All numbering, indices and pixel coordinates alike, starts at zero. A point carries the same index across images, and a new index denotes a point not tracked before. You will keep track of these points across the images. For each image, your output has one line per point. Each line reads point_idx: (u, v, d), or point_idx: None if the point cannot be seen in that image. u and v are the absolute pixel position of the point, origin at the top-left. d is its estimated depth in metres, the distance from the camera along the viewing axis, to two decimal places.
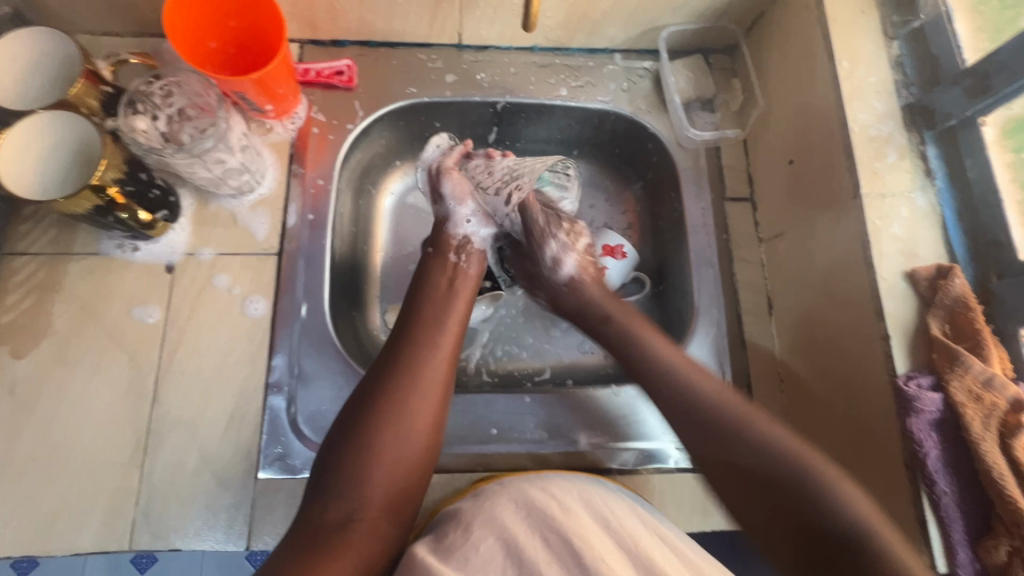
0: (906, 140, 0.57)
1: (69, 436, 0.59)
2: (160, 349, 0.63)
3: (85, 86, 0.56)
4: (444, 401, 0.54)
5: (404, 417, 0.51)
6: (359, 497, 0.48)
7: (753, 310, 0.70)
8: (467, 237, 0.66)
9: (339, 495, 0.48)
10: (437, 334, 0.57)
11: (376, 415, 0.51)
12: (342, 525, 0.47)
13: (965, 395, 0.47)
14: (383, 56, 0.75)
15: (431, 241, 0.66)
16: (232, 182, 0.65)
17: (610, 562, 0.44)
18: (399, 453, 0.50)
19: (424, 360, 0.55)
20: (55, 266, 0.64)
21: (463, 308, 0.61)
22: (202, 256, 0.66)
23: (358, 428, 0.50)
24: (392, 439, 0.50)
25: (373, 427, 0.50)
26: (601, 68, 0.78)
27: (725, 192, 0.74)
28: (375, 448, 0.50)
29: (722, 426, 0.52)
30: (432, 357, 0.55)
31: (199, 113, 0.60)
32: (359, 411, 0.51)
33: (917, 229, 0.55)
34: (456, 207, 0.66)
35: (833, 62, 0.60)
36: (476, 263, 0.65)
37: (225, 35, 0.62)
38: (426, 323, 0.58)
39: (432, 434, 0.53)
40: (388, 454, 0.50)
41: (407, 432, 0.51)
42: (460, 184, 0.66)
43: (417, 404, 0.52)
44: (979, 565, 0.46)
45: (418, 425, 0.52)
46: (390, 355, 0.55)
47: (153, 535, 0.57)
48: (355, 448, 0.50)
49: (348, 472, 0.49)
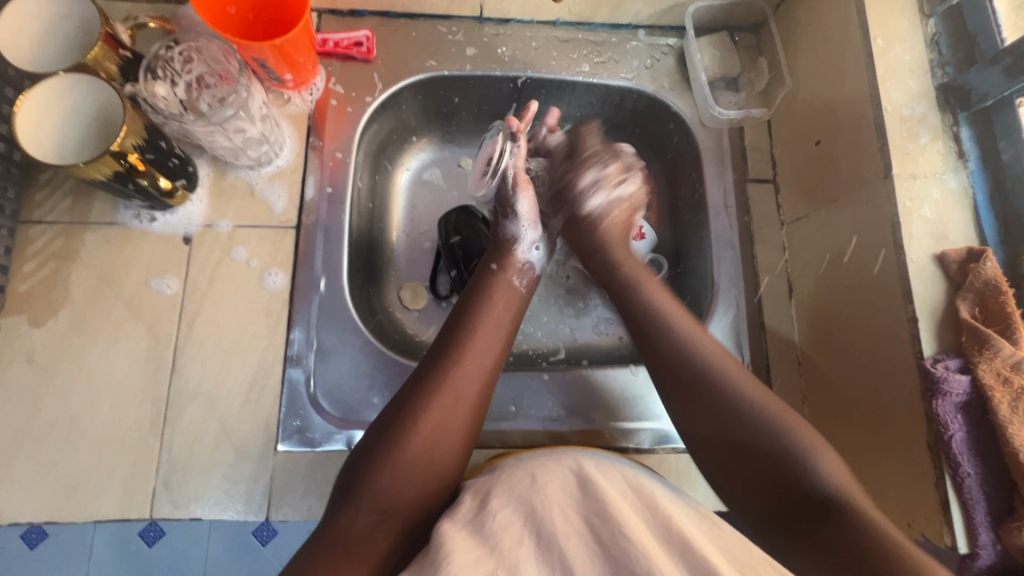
0: (939, 121, 0.56)
1: (89, 405, 0.59)
2: (178, 320, 0.62)
3: (103, 50, 0.54)
4: (479, 416, 0.54)
5: (437, 429, 0.51)
6: (386, 503, 0.48)
7: (773, 292, 0.69)
8: (530, 261, 0.66)
9: (369, 499, 0.48)
10: (473, 350, 0.56)
11: (411, 424, 0.50)
12: (368, 533, 0.46)
13: (993, 378, 0.47)
14: (403, 27, 0.74)
15: (495, 258, 0.65)
16: (251, 153, 0.64)
17: (629, 533, 0.42)
18: (431, 461, 0.50)
19: (459, 374, 0.54)
20: (71, 235, 0.63)
21: (502, 323, 0.60)
22: (220, 228, 0.65)
23: (392, 435, 0.50)
24: (424, 448, 0.50)
25: (405, 434, 0.50)
26: (624, 44, 0.76)
27: (747, 173, 0.73)
28: (404, 458, 0.49)
29: (718, 393, 0.52)
30: (467, 373, 0.54)
31: (218, 81, 0.59)
32: (396, 416, 0.51)
33: (948, 211, 0.54)
34: (522, 230, 0.66)
35: (868, 38, 0.59)
36: (533, 286, 0.65)
37: (244, 1, 0.61)
38: (468, 335, 0.57)
39: (463, 443, 0.52)
40: (419, 463, 0.50)
41: (440, 443, 0.51)
42: (533, 204, 0.66)
43: (450, 419, 0.52)
44: (1000, 547, 0.46)
45: (454, 435, 0.52)
46: (429, 366, 0.55)
47: (173, 504, 0.58)
48: (388, 454, 0.49)
49: (379, 478, 0.48)
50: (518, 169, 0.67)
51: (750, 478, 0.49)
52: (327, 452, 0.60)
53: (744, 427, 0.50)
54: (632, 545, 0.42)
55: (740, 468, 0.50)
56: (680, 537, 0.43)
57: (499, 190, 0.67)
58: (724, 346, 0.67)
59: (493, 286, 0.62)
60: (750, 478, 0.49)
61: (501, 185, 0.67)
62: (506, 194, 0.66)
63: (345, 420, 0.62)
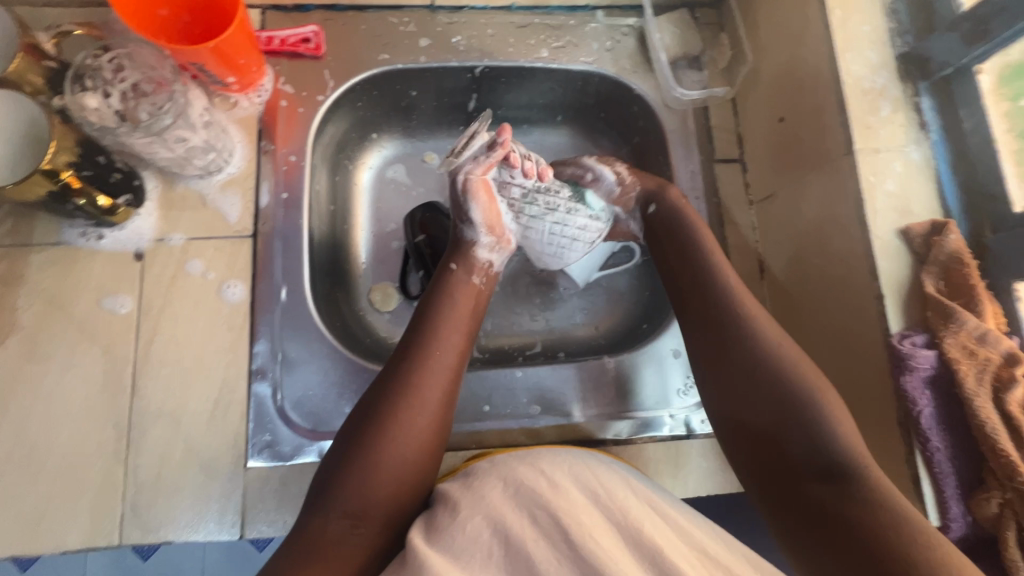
0: (900, 92, 0.55)
1: (47, 435, 0.57)
2: (135, 340, 0.60)
3: (26, 61, 0.52)
4: (448, 414, 0.53)
5: (407, 430, 0.49)
6: (359, 508, 0.46)
7: (744, 273, 0.69)
8: (491, 260, 0.63)
9: (342, 503, 0.46)
10: (438, 350, 0.54)
11: (383, 427, 0.49)
12: (340, 538, 0.45)
13: (959, 351, 0.47)
14: (352, 20, 0.71)
15: (454, 256, 0.62)
16: (198, 162, 0.61)
17: (597, 538, 0.42)
18: (404, 465, 0.48)
19: (426, 374, 0.52)
20: (14, 258, 0.60)
21: (468, 317, 0.58)
22: (172, 242, 0.63)
23: (363, 440, 0.48)
24: (398, 453, 0.48)
25: (374, 439, 0.48)
26: (583, 26, 0.74)
27: (713, 154, 0.72)
28: (374, 464, 0.47)
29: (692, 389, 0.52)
30: (432, 372, 0.53)
31: (155, 87, 0.56)
32: (367, 421, 0.49)
33: (912, 184, 0.53)
34: (481, 233, 0.61)
35: (826, 10, 0.57)
36: (491, 284, 0.63)
37: (176, 2, 0.58)
38: (436, 330, 0.55)
39: (435, 443, 0.51)
40: (393, 466, 0.48)
41: (414, 445, 0.49)
42: (491, 213, 0.60)
43: (420, 420, 0.50)
44: (970, 518, 0.47)
45: (424, 435, 0.50)
46: (396, 365, 0.53)
47: (143, 529, 0.56)
48: (359, 459, 0.47)
49: (349, 483, 0.47)
50: (474, 175, 0.56)
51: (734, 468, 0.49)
52: (299, 465, 0.59)
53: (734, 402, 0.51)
54: (597, 546, 0.41)
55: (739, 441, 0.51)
56: (648, 544, 0.42)
57: (451, 195, 0.59)
58: None
59: (456, 279, 0.60)
60: None
61: (455, 191, 0.58)
62: (459, 201, 0.59)
63: (316, 432, 0.61)
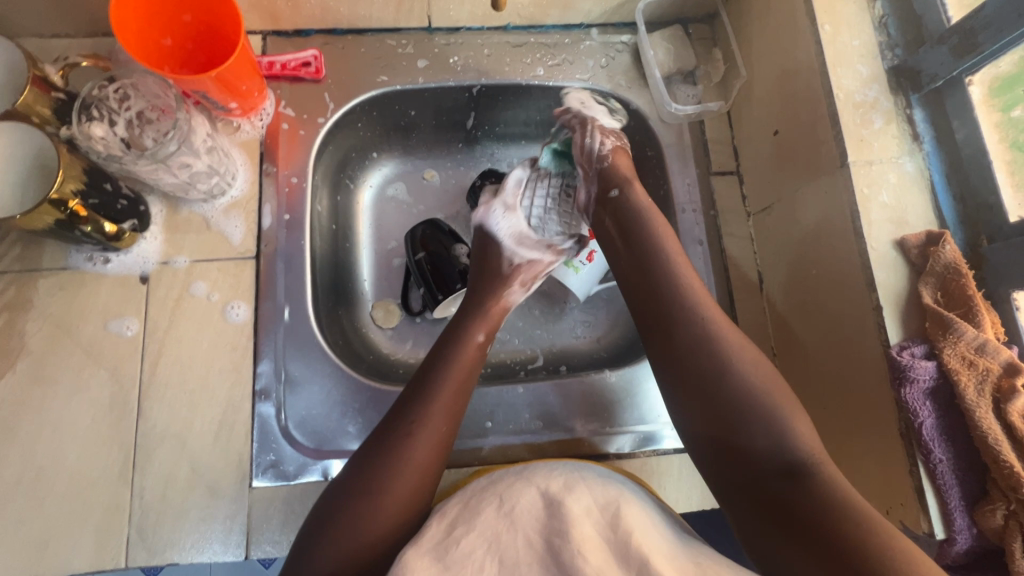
0: (892, 104, 0.56)
1: (54, 459, 0.58)
2: (141, 362, 0.61)
3: (34, 93, 0.53)
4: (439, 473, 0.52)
5: (397, 492, 0.48)
6: (345, 573, 0.44)
7: (743, 284, 0.69)
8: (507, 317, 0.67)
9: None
10: (436, 409, 0.52)
11: (372, 503, 0.47)
12: None
13: (958, 362, 0.47)
14: (351, 43, 0.72)
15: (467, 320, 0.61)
16: (202, 186, 0.62)
17: (585, 554, 0.42)
18: (387, 542, 0.46)
19: (422, 436, 0.51)
20: (23, 284, 0.61)
21: (467, 387, 0.56)
22: (177, 264, 0.64)
23: (352, 503, 0.47)
24: (383, 531, 0.46)
25: (365, 501, 0.47)
26: (578, 44, 0.75)
27: (710, 167, 0.73)
28: (361, 528, 0.46)
29: (703, 390, 0.51)
30: (430, 433, 0.51)
31: (160, 115, 0.58)
32: (361, 480, 0.48)
33: (906, 196, 0.54)
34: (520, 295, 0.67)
35: (816, 25, 0.58)
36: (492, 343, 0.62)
37: (179, 31, 0.60)
38: (437, 398, 0.53)
39: (422, 505, 0.50)
40: (374, 545, 0.46)
41: (406, 512, 0.48)
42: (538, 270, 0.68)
43: (411, 484, 0.49)
44: (977, 530, 0.46)
45: (413, 499, 0.49)
46: (394, 424, 0.51)
47: (149, 551, 0.56)
48: (349, 523, 0.46)
49: (335, 547, 0.45)
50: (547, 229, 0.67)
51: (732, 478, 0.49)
52: (303, 485, 0.60)
53: (730, 418, 0.50)
54: (585, 561, 0.41)
55: (723, 464, 0.50)
56: (637, 553, 0.42)
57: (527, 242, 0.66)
58: None
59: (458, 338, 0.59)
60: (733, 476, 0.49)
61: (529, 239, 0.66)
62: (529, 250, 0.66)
63: (319, 451, 0.62)
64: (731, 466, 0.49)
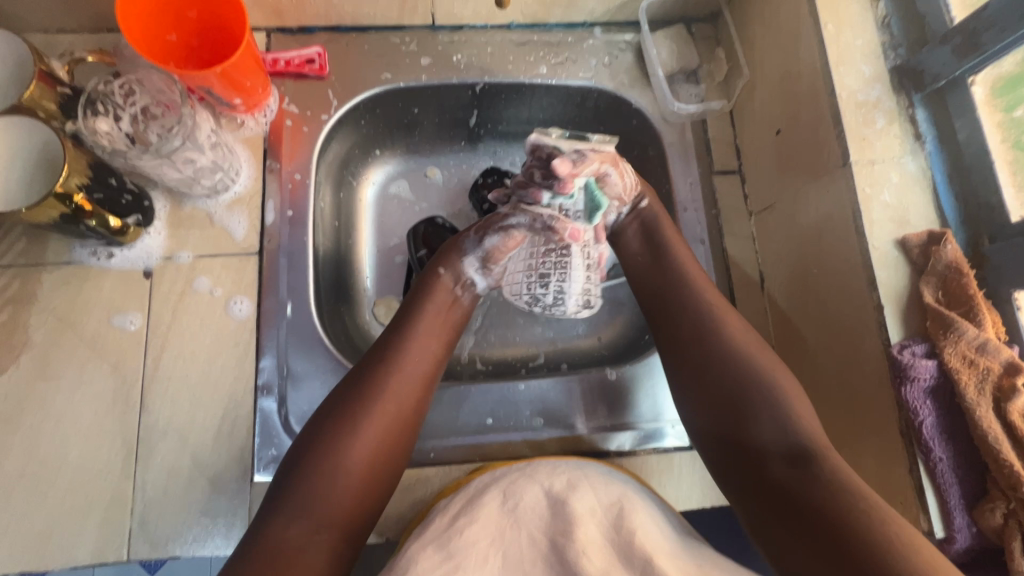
0: (895, 104, 0.56)
1: (58, 452, 0.58)
2: (144, 357, 0.61)
3: (40, 88, 0.53)
4: (415, 423, 0.53)
5: (369, 433, 0.49)
6: (322, 512, 0.46)
7: (746, 284, 0.69)
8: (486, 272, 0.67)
9: (302, 510, 0.45)
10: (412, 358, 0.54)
11: (357, 438, 0.49)
12: (300, 547, 0.44)
13: (959, 361, 0.47)
14: (355, 40, 0.73)
15: (442, 261, 0.62)
16: (205, 182, 0.63)
17: (589, 555, 0.42)
18: (369, 475, 0.49)
19: (398, 382, 0.52)
20: (27, 278, 0.62)
21: (446, 335, 0.59)
22: (181, 259, 0.64)
23: (327, 444, 0.48)
24: (367, 464, 0.49)
25: (339, 441, 0.48)
26: (581, 43, 0.75)
27: (712, 166, 0.73)
28: (334, 463, 0.47)
29: (723, 383, 0.52)
30: (405, 379, 0.53)
31: (164, 111, 0.58)
32: (336, 421, 0.49)
33: (908, 195, 0.54)
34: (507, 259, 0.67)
35: (819, 25, 0.58)
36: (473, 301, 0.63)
37: (184, 27, 0.60)
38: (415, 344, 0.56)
39: (396, 452, 0.51)
40: (358, 478, 0.48)
41: (380, 454, 0.50)
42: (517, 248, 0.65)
43: (385, 426, 0.50)
44: (975, 529, 0.46)
45: (385, 442, 0.50)
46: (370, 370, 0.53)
47: (151, 544, 0.57)
48: (324, 462, 0.47)
49: (310, 488, 0.46)
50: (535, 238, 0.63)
51: (741, 469, 0.50)
52: None
53: (744, 411, 0.51)
54: (588, 562, 0.42)
55: (729, 454, 0.51)
56: (641, 554, 0.42)
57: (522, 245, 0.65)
58: None
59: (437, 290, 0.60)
60: (743, 469, 0.49)
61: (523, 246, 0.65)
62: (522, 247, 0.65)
63: None
64: (739, 456, 0.50)
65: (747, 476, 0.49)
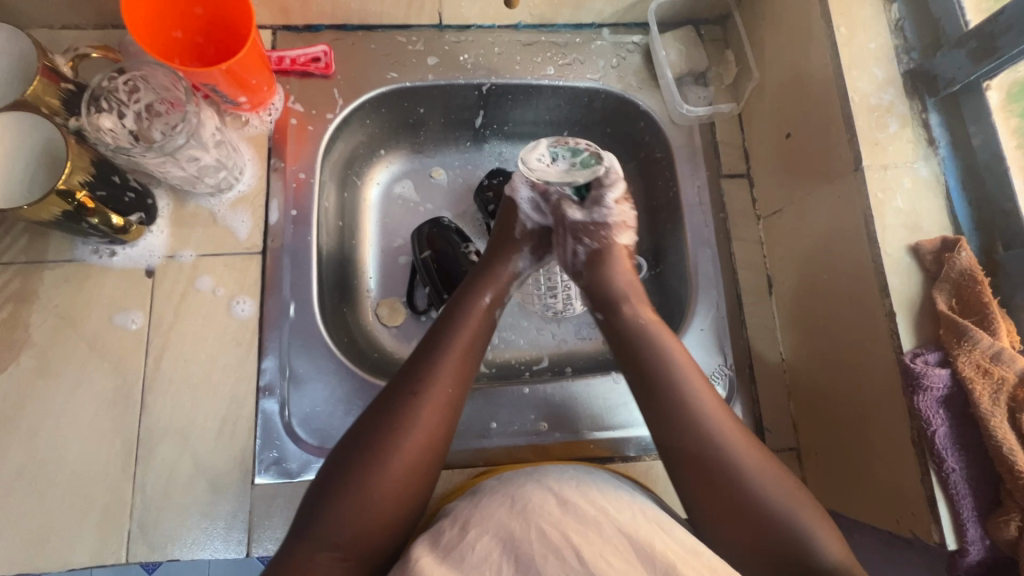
0: (908, 108, 0.55)
1: (57, 451, 0.57)
2: (144, 357, 0.61)
3: (43, 84, 0.53)
4: (444, 444, 0.52)
5: (399, 460, 0.48)
6: (347, 537, 0.45)
7: (753, 288, 0.68)
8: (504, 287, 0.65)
9: (332, 534, 0.45)
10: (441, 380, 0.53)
11: (385, 463, 0.48)
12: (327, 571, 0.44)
13: (972, 369, 0.46)
14: (361, 39, 0.72)
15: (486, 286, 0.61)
16: (209, 180, 0.62)
17: (608, 559, 0.41)
18: (401, 500, 0.48)
19: (425, 405, 0.51)
20: (28, 275, 0.61)
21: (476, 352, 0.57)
22: (183, 258, 0.63)
23: (352, 468, 0.47)
24: (397, 489, 0.48)
25: (366, 469, 0.47)
26: (589, 44, 0.74)
27: (720, 169, 0.72)
28: (363, 490, 0.46)
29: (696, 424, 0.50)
30: (433, 402, 0.51)
31: (168, 108, 0.58)
32: (363, 447, 0.48)
33: (921, 201, 0.53)
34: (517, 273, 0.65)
35: (831, 28, 0.58)
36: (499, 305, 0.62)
37: (190, 23, 0.59)
38: (444, 363, 0.54)
39: (427, 475, 0.50)
40: (387, 504, 0.47)
41: (411, 479, 0.48)
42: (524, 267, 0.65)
43: (413, 451, 0.49)
44: (989, 541, 0.46)
45: (416, 466, 0.49)
46: (397, 393, 0.51)
47: (149, 546, 0.56)
48: (352, 487, 0.46)
49: (338, 513, 0.46)
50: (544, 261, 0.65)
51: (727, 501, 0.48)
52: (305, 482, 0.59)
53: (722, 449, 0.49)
54: (608, 565, 0.41)
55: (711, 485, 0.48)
56: (661, 561, 0.41)
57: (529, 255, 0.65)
58: (706, 347, 0.65)
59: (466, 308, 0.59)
60: (732, 500, 0.47)
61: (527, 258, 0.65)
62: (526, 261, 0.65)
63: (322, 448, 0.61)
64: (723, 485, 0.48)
65: (732, 509, 0.47)
